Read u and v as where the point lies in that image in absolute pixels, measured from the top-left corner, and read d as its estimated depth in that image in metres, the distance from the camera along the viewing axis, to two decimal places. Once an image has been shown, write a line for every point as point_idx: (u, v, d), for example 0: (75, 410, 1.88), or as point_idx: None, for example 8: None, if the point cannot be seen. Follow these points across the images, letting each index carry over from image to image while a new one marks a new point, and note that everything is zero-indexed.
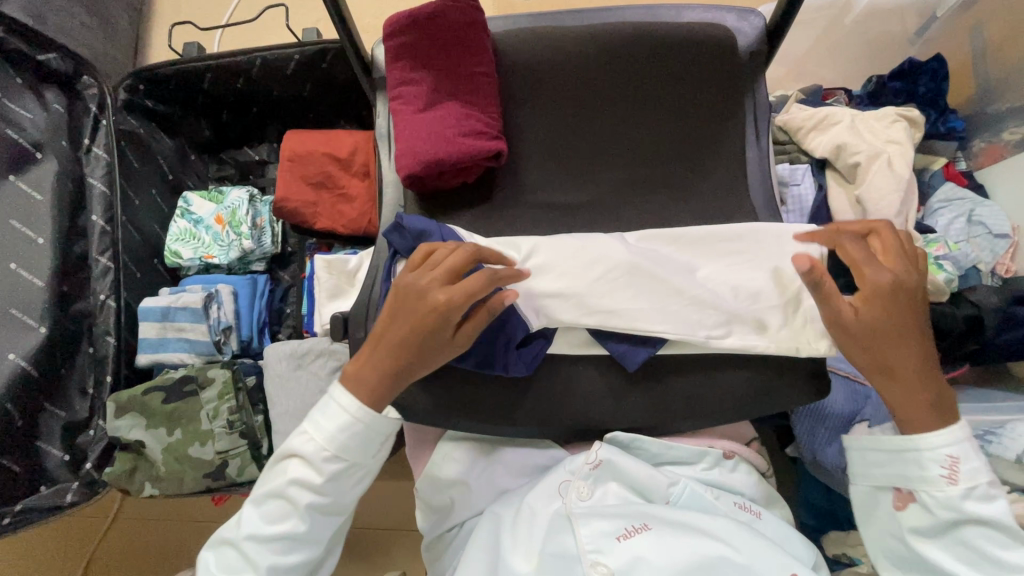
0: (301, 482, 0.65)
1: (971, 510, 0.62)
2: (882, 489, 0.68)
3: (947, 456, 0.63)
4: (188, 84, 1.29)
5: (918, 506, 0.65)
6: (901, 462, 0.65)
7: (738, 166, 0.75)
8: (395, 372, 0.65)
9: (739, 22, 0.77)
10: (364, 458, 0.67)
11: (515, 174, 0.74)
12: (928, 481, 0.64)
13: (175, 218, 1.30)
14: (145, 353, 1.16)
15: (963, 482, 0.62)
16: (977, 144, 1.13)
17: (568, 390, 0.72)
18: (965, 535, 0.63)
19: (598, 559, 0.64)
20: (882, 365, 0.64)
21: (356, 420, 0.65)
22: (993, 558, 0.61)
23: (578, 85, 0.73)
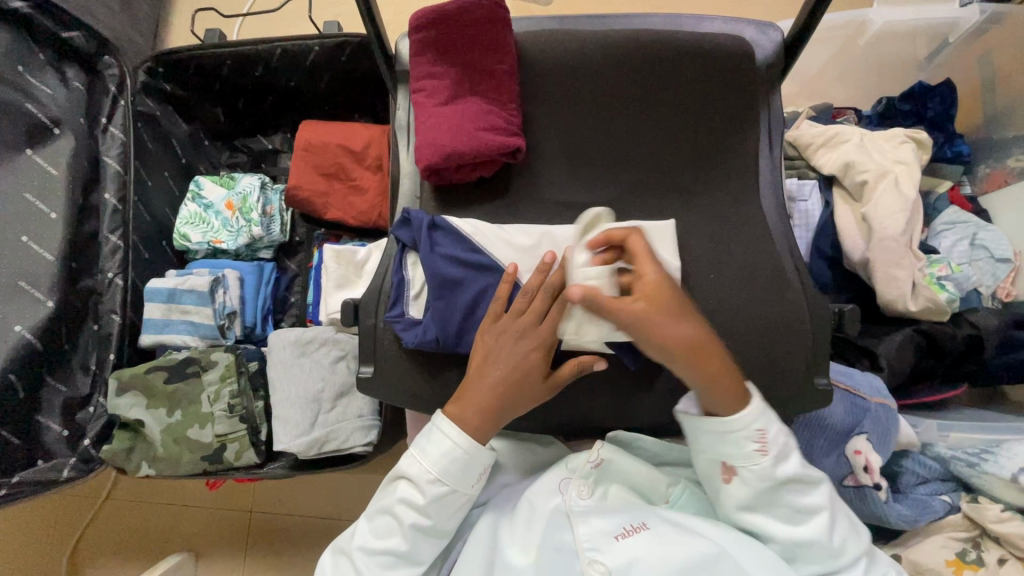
0: (407, 501, 0.67)
1: (783, 474, 0.63)
2: (712, 465, 0.67)
3: (756, 430, 0.63)
4: (207, 70, 1.30)
5: (740, 481, 0.65)
6: (722, 443, 0.64)
7: (752, 175, 0.76)
8: (493, 410, 0.67)
9: (758, 34, 0.78)
10: (467, 484, 0.68)
11: (532, 173, 0.75)
12: (744, 455, 0.63)
13: (186, 201, 1.32)
14: (148, 333, 1.17)
15: (774, 450, 0.63)
16: (982, 170, 1.15)
17: (573, 387, 0.73)
18: (781, 494, 0.64)
19: (595, 557, 0.65)
20: (674, 355, 0.63)
21: (461, 449, 0.67)
22: (802, 510, 0.64)
23: (598, 90, 0.74)
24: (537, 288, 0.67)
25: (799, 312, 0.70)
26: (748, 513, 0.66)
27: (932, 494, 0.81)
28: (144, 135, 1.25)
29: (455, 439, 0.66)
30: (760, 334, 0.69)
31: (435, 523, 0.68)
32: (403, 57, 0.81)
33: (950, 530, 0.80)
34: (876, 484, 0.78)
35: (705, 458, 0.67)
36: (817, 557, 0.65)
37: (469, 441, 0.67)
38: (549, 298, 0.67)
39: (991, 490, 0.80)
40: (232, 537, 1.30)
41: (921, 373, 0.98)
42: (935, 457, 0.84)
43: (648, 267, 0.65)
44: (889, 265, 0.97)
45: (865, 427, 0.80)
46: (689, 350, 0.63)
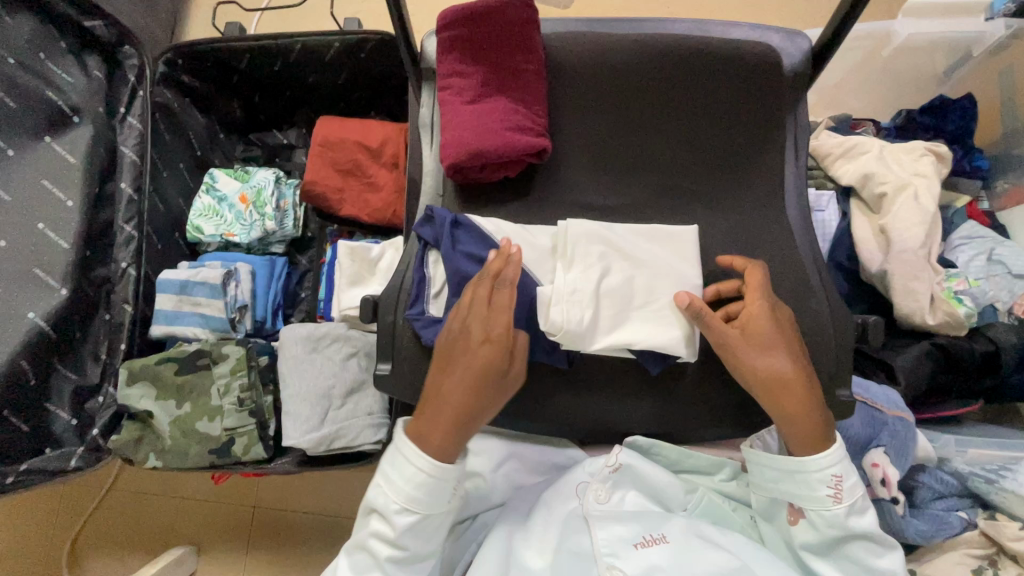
0: (380, 534, 0.65)
1: (854, 526, 0.63)
2: (780, 506, 0.67)
3: (833, 476, 0.62)
4: (226, 63, 1.30)
5: (807, 523, 0.65)
6: (792, 483, 0.64)
7: (777, 183, 0.75)
8: (455, 423, 0.64)
9: (785, 41, 0.77)
10: (437, 506, 0.64)
11: (556, 174, 0.75)
12: (816, 501, 0.63)
13: (200, 193, 1.32)
14: (159, 324, 1.17)
15: (848, 500, 0.62)
16: (1000, 185, 1.15)
17: (590, 392, 0.73)
18: (847, 546, 0.64)
19: (614, 563, 0.65)
20: (753, 381, 0.65)
21: (424, 472, 0.63)
22: (869, 567, 0.63)
23: (624, 94, 0.74)
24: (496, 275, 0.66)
25: (823, 322, 0.69)
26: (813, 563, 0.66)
27: (948, 510, 0.80)
28: (161, 126, 1.25)
29: (417, 466, 0.62)
30: None
31: (413, 551, 0.65)
32: (429, 55, 0.81)
33: (965, 547, 0.79)
34: (894, 497, 0.78)
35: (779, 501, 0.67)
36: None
37: (432, 462, 0.63)
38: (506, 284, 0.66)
39: (1007, 507, 0.79)
40: (234, 533, 1.30)
41: (938, 387, 0.97)
42: (952, 472, 0.83)
43: (757, 298, 0.66)
44: (907, 278, 0.96)
45: (883, 440, 0.80)
46: (770, 380, 0.64)
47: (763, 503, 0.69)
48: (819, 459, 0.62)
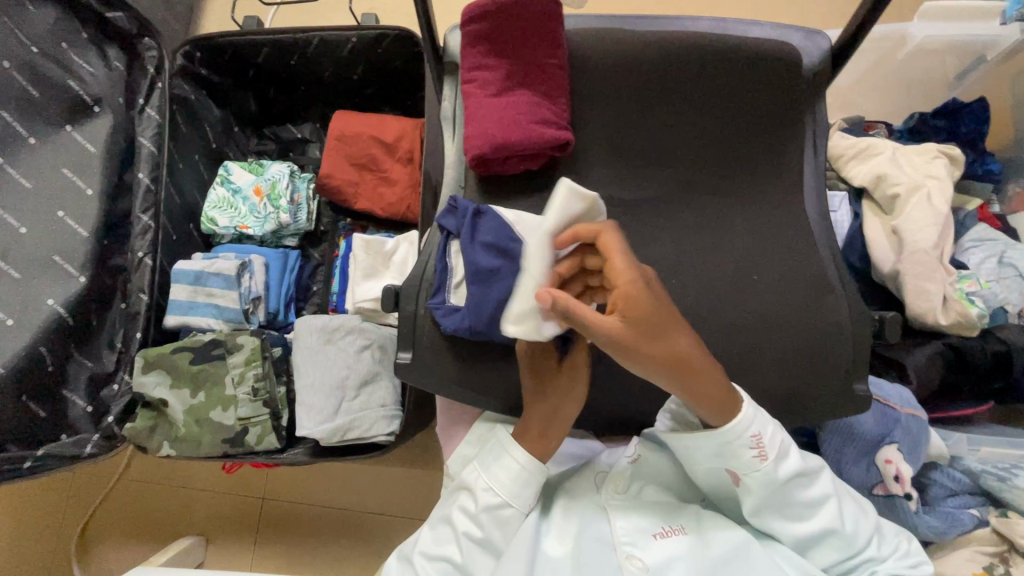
0: (463, 511, 0.68)
1: (784, 472, 0.63)
2: (717, 477, 0.67)
3: (750, 437, 0.62)
4: (244, 56, 1.31)
5: (747, 487, 0.65)
6: (719, 453, 0.64)
7: (795, 180, 0.76)
8: (551, 422, 0.70)
9: (805, 41, 0.78)
10: (523, 500, 0.68)
11: (577, 168, 0.76)
12: (743, 464, 0.63)
13: (215, 185, 1.33)
14: (173, 314, 1.18)
15: (771, 451, 0.63)
16: (1011, 189, 1.16)
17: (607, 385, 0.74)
18: (786, 493, 0.64)
19: (633, 552, 0.65)
20: (657, 371, 0.58)
21: (523, 468, 0.68)
22: (811, 503, 0.65)
23: (645, 90, 0.75)
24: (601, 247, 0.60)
25: (840, 317, 0.70)
26: (763, 518, 0.66)
27: (959, 507, 0.80)
28: (179, 118, 1.26)
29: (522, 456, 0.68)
30: (799, 337, 0.69)
31: (492, 536, 0.67)
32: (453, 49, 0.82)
33: (976, 543, 0.79)
34: (907, 493, 0.79)
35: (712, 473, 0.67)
36: (837, 548, 0.66)
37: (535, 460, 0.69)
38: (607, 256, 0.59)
39: (1019, 505, 0.79)
40: (243, 524, 1.30)
41: (948, 387, 0.97)
42: (963, 469, 0.84)
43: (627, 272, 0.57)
44: (920, 278, 0.97)
45: (896, 437, 0.81)
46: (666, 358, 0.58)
47: (699, 477, 0.69)
48: (728, 427, 0.62)
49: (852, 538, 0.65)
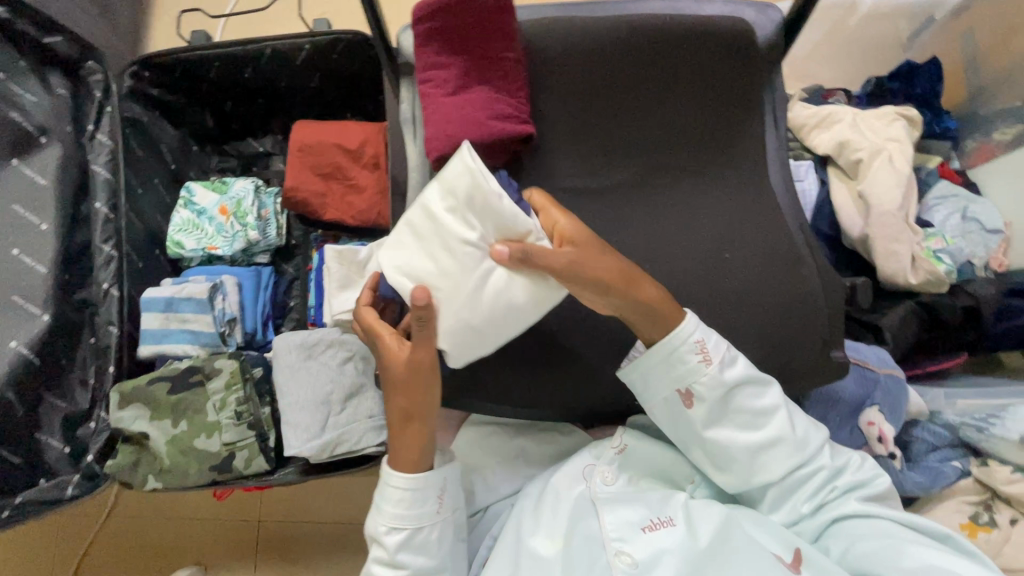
0: (379, 559, 0.68)
1: (730, 378, 0.66)
2: (669, 400, 0.67)
3: (696, 343, 0.65)
4: (195, 72, 1.27)
5: (699, 400, 0.66)
6: (666, 367, 0.66)
7: (759, 155, 0.76)
8: (411, 433, 0.67)
9: (758, 15, 0.78)
10: (425, 517, 0.67)
11: (544, 160, 0.75)
12: (691, 372, 0.66)
13: (178, 209, 1.30)
14: (147, 344, 1.16)
15: (715, 358, 0.66)
16: (969, 144, 1.19)
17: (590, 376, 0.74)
18: (735, 400, 0.67)
19: (622, 547, 0.64)
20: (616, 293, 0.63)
21: (403, 489, 0.67)
22: (760, 413, 0.67)
23: (602, 76, 0.74)
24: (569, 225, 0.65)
25: (813, 288, 0.70)
26: (715, 432, 0.67)
27: (942, 461, 0.82)
28: (132, 141, 1.22)
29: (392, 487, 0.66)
30: (776, 313, 0.70)
31: (420, 563, 0.67)
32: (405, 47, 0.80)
33: (960, 494, 0.81)
34: (891, 453, 0.81)
35: (665, 396, 0.67)
36: (790, 459, 0.67)
37: (410, 479, 0.67)
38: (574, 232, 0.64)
39: (997, 452, 0.80)
40: (241, 550, 1.28)
41: (922, 343, 1.00)
42: (942, 424, 0.86)
43: (552, 212, 0.66)
44: (888, 240, 0.99)
45: (876, 399, 0.83)
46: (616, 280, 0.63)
47: (651, 405, 0.69)
48: (677, 337, 0.65)
49: (803, 446, 0.67)
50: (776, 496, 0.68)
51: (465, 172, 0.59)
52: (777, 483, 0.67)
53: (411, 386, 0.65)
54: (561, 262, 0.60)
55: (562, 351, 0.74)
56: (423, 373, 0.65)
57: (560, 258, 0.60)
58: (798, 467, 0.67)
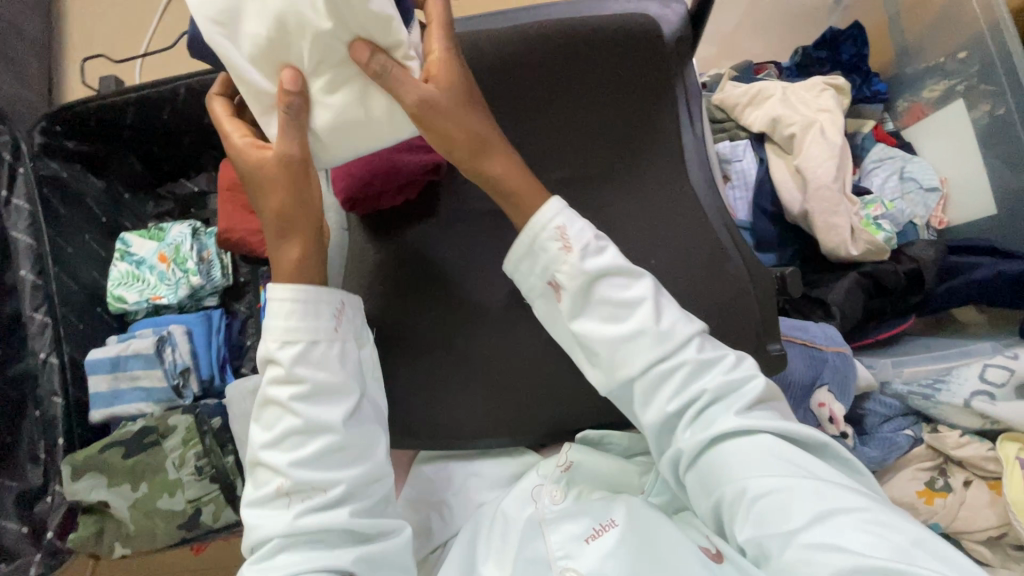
0: (275, 380, 0.61)
1: (592, 267, 0.59)
2: (543, 296, 0.62)
3: (556, 229, 0.60)
4: (111, 120, 1.20)
5: (567, 294, 0.60)
6: (530, 257, 0.61)
7: (676, 150, 0.73)
8: (294, 234, 0.61)
9: (662, 9, 0.74)
10: (324, 330, 0.62)
11: (457, 186, 0.72)
12: (551, 259, 0.60)
13: (115, 261, 1.26)
14: (98, 408, 1.12)
15: (577, 246, 0.60)
16: (900, 104, 1.20)
17: (529, 401, 0.72)
18: (597, 291, 0.60)
19: (568, 564, 0.62)
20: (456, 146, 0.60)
21: (289, 301, 0.61)
22: (626, 304, 0.60)
23: (504, 97, 0.73)
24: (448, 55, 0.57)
25: (742, 284, 0.69)
26: (580, 325, 0.61)
27: (896, 430, 0.84)
28: (53, 199, 1.16)
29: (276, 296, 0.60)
30: (707, 314, 0.69)
31: (319, 383, 0.61)
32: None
33: (915, 462, 0.83)
34: (842, 432, 0.82)
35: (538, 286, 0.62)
36: (661, 359, 0.59)
37: (302, 289, 0.61)
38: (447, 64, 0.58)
39: (946, 418, 0.83)
40: None
41: (871, 311, 1.00)
42: (893, 394, 0.86)
43: (435, 38, 0.58)
44: (827, 214, 0.99)
45: (826, 378, 0.83)
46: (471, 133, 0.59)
47: (535, 304, 0.64)
48: (535, 222, 0.61)
49: (678, 351, 0.59)
50: (644, 396, 0.60)
51: None
52: (643, 380, 0.60)
53: (296, 174, 0.58)
54: (412, 102, 0.55)
55: (499, 380, 0.71)
56: (297, 172, 0.58)
57: (411, 97, 0.55)
58: (673, 372, 0.59)
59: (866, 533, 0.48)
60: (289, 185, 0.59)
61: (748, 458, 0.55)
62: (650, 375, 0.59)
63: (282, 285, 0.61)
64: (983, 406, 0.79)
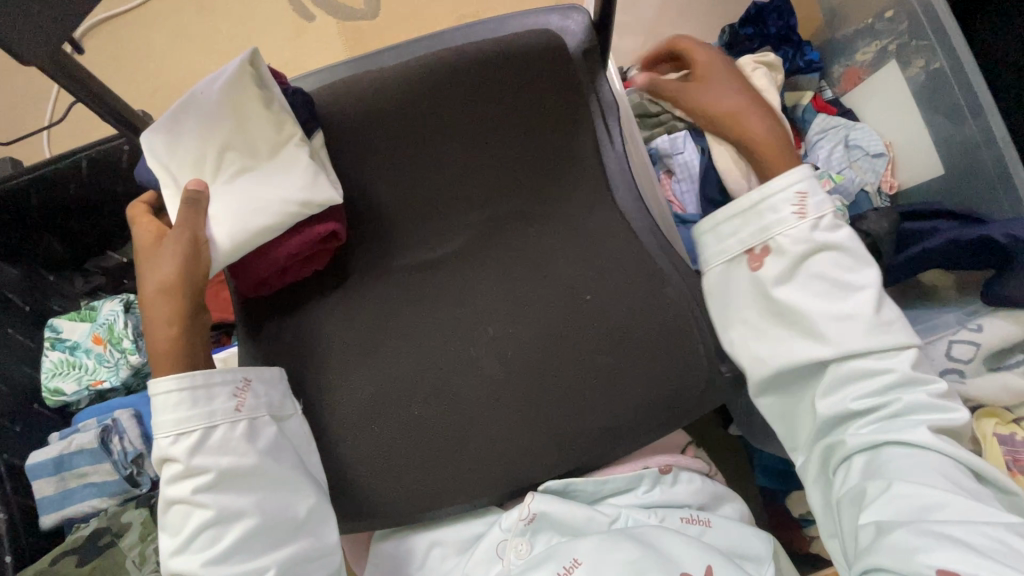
0: (173, 476, 0.54)
1: (818, 239, 0.58)
2: (735, 261, 0.63)
3: (795, 195, 0.59)
4: (15, 206, 1.12)
5: (775, 257, 0.60)
6: (750, 217, 0.62)
7: (597, 174, 0.69)
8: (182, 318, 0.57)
9: (563, 21, 0.70)
10: (220, 413, 0.56)
11: (372, 243, 0.67)
12: (777, 221, 0.60)
13: (46, 351, 1.18)
14: (48, 513, 1.05)
15: (812, 215, 0.59)
16: (836, 71, 1.16)
17: (478, 461, 0.64)
18: (811, 266, 0.59)
19: None
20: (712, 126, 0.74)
21: (176, 391, 0.54)
22: (848, 284, 0.58)
23: (408, 137, 0.66)
24: (706, 52, 0.76)
25: (683, 305, 0.65)
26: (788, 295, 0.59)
27: None
28: None
29: (159, 389, 0.53)
30: (652, 340, 0.64)
31: (227, 469, 0.55)
32: (162, 170, 0.59)
33: None
34: None
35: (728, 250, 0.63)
36: (881, 352, 0.57)
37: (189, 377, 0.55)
38: (707, 58, 0.75)
39: None
40: None
41: None
42: None
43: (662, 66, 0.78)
44: None
45: None
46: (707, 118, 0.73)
47: (715, 271, 0.64)
48: (771, 189, 0.61)
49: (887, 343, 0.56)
50: (828, 383, 0.58)
51: (199, 89, 0.60)
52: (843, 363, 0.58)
53: (191, 253, 0.58)
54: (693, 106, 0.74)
55: (443, 444, 0.64)
56: (191, 252, 0.57)
57: (690, 103, 0.74)
58: (884, 365, 0.56)
59: (1003, 547, 0.45)
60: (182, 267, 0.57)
61: (913, 459, 0.53)
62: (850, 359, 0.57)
63: (168, 375, 0.55)
64: (956, 386, 0.79)
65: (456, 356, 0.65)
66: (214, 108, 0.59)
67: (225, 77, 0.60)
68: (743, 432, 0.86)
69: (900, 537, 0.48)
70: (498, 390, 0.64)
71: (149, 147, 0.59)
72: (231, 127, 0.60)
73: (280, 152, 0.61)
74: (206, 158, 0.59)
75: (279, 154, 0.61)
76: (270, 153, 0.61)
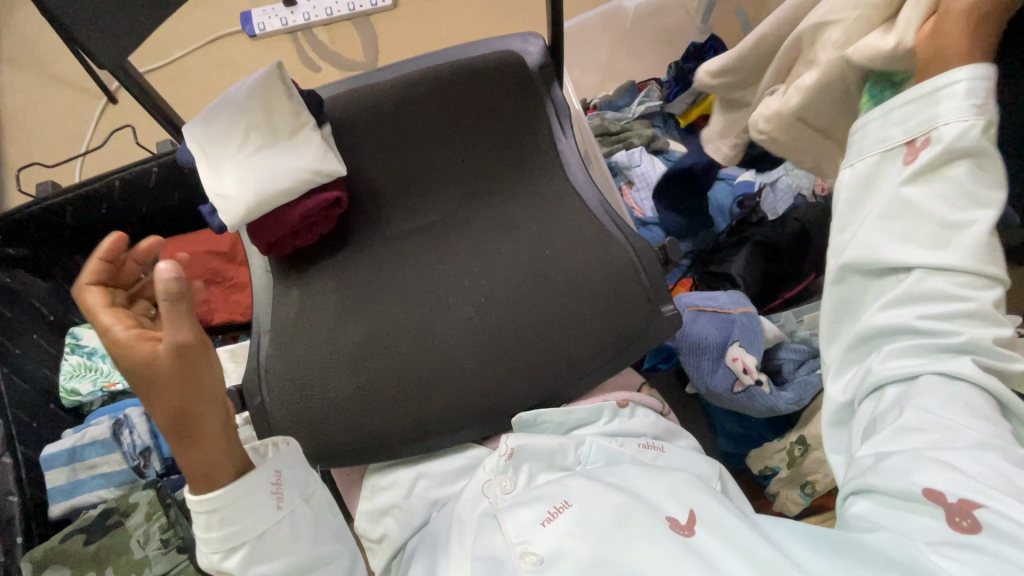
0: None
1: (967, 144, 0.55)
2: (887, 155, 0.61)
3: (977, 99, 0.55)
4: (52, 224, 1.26)
5: (923, 158, 0.58)
6: (915, 110, 0.58)
7: (551, 159, 0.84)
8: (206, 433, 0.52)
9: (524, 44, 0.87)
10: (265, 516, 0.56)
11: (368, 214, 0.80)
12: (941, 115, 0.56)
13: (66, 355, 1.27)
14: (58, 501, 1.11)
15: (981, 116, 0.55)
16: None
17: (454, 393, 0.74)
18: (944, 171, 0.57)
19: (528, 549, 0.60)
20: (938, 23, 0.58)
21: (219, 512, 0.53)
22: (972, 198, 0.56)
23: (399, 131, 0.81)
24: None
25: (626, 257, 0.78)
26: (912, 194, 0.58)
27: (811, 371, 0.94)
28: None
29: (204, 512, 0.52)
30: (603, 287, 0.76)
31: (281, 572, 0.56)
32: (200, 148, 0.74)
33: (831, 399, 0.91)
34: (757, 381, 0.89)
35: (884, 153, 0.61)
36: (951, 276, 0.56)
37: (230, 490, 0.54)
38: None
39: None
40: None
41: (775, 275, 1.11)
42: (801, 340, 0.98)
43: None
44: None
45: (737, 336, 0.91)
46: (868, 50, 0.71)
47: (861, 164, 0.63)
48: (951, 78, 0.56)
49: (964, 268, 0.55)
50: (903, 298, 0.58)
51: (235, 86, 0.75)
52: (910, 278, 0.58)
53: (192, 363, 0.50)
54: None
55: (428, 380, 0.74)
56: (189, 361, 0.50)
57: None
58: (950, 294, 0.56)
59: (995, 477, 0.48)
60: (188, 378, 0.50)
61: (938, 388, 0.54)
62: (921, 276, 0.57)
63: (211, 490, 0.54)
64: None
65: (439, 305, 0.77)
66: (246, 101, 0.74)
67: (255, 77, 0.75)
68: (698, 390, 0.97)
69: (894, 458, 0.52)
70: (474, 329, 0.76)
71: (189, 131, 0.74)
72: (257, 115, 0.74)
73: (298, 133, 0.75)
74: (234, 136, 0.74)
75: (297, 135, 0.75)
76: (290, 134, 0.75)
